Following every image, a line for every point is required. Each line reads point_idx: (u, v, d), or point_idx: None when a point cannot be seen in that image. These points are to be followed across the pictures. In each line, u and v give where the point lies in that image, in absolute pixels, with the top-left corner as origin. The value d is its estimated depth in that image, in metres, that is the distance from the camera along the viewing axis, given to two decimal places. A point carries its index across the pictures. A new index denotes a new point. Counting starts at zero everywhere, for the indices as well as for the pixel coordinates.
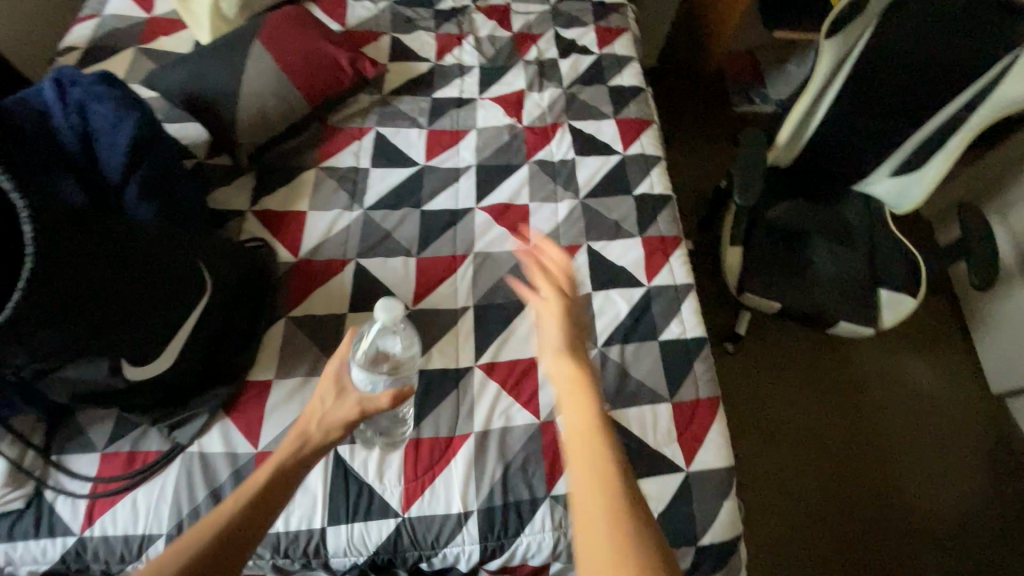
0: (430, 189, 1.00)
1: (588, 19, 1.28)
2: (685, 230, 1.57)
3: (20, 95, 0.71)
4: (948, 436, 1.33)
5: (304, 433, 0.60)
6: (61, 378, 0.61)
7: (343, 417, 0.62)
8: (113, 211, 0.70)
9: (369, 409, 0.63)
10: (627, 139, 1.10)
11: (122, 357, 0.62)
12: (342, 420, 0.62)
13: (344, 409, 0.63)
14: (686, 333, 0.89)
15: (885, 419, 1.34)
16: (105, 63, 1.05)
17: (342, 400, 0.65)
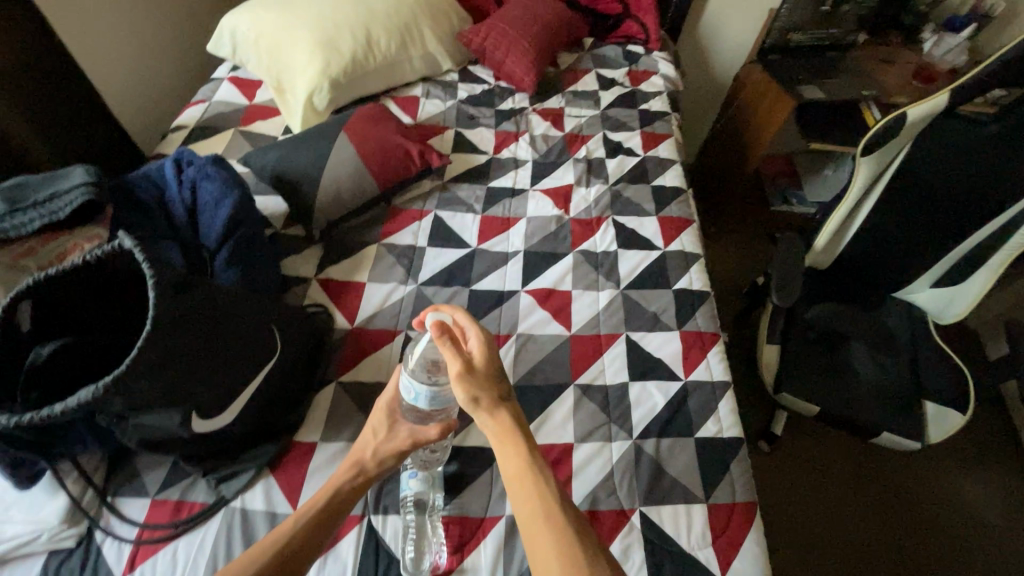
0: (480, 270, 1.07)
1: (635, 123, 1.40)
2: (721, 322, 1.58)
3: (150, 174, 0.84)
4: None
5: (359, 462, 0.72)
6: (133, 428, 0.66)
7: (395, 448, 0.73)
8: (202, 274, 0.78)
9: (421, 440, 0.72)
10: (668, 236, 1.16)
11: (195, 411, 0.67)
12: (395, 449, 0.72)
13: (397, 441, 0.73)
14: (723, 432, 0.89)
15: (935, 557, 1.22)
16: (208, 141, 1.21)
17: (394, 433, 0.75)
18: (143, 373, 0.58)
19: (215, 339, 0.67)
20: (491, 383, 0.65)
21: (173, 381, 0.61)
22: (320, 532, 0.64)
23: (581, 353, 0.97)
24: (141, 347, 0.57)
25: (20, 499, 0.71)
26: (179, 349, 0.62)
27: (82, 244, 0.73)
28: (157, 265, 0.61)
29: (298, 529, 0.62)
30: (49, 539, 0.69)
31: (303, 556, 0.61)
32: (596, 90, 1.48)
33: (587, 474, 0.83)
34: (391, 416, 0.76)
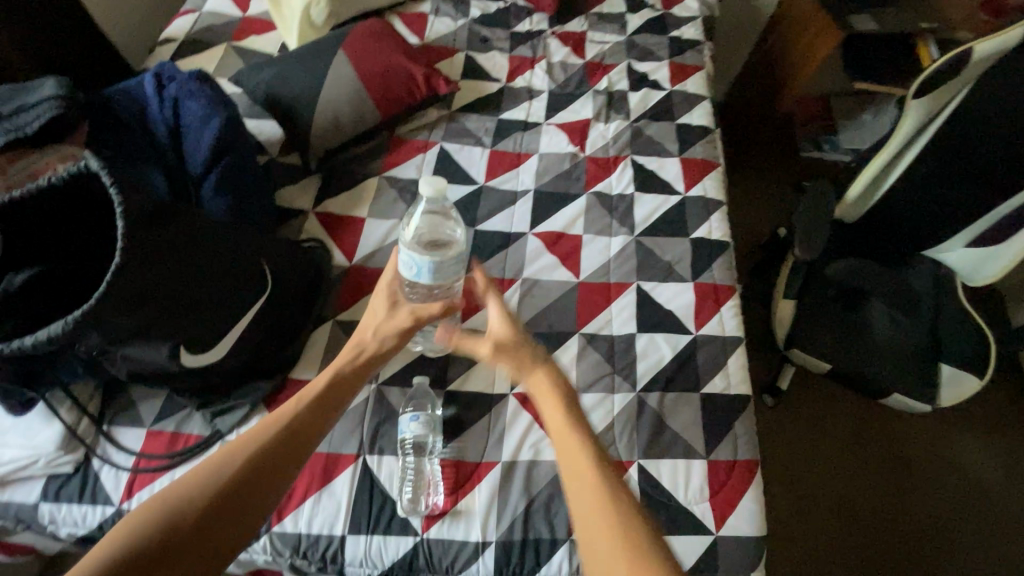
0: (486, 210, 1.01)
1: (663, 53, 1.28)
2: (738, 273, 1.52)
3: (130, 86, 0.77)
4: (997, 549, 1.21)
5: (361, 341, 0.68)
6: (121, 359, 0.64)
7: (397, 327, 0.70)
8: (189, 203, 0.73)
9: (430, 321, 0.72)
10: (690, 181, 1.08)
11: (184, 346, 0.64)
12: (398, 328, 0.70)
13: (398, 320, 0.71)
14: (730, 389, 0.87)
15: (929, 517, 1.23)
16: (200, 58, 1.12)
17: (394, 312, 0.72)
18: (116, 308, 0.55)
19: (197, 274, 0.63)
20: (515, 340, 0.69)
21: (152, 315, 0.59)
22: (317, 419, 0.57)
23: (589, 300, 0.92)
24: (111, 281, 0.54)
25: (16, 424, 0.71)
26: (156, 284, 0.59)
27: (54, 165, 0.69)
28: (124, 189, 0.57)
29: (294, 417, 0.56)
30: (47, 463, 0.69)
31: (299, 449, 0.55)
32: (624, 12, 1.34)
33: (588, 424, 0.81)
34: (393, 297, 0.73)
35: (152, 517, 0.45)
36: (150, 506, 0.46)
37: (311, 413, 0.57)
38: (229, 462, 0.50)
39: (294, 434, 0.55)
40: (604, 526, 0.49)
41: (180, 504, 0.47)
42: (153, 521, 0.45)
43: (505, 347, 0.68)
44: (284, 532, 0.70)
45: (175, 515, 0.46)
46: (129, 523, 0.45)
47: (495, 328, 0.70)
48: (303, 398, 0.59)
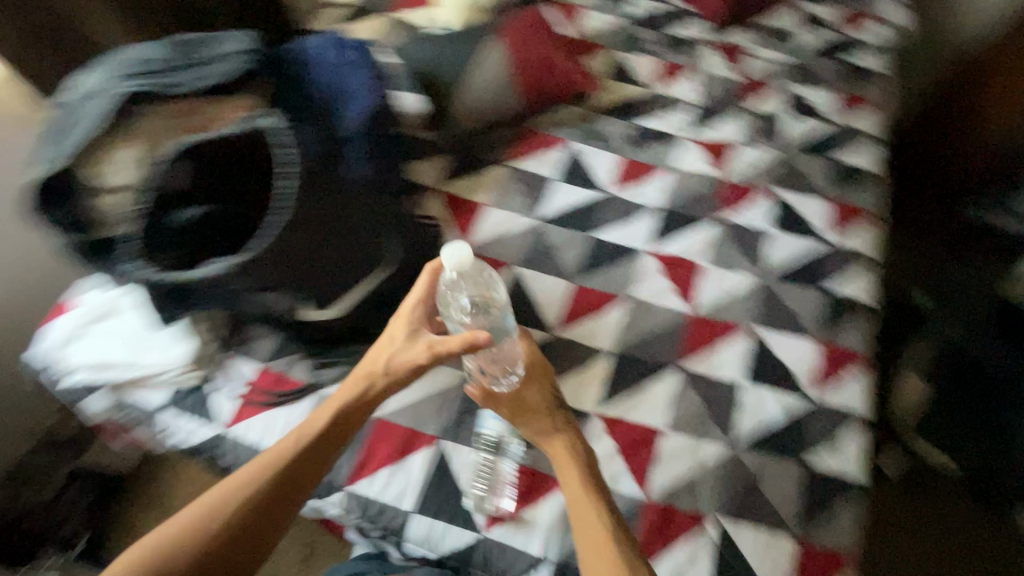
0: (606, 219, 0.97)
1: (832, 83, 1.18)
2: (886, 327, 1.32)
3: (302, 44, 0.81)
4: None
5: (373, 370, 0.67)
6: (254, 302, 0.69)
7: (413, 360, 0.67)
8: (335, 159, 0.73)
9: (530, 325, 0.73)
10: (834, 228, 1.00)
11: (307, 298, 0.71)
12: (413, 361, 0.66)
13: (415, 353, 0.67)
14: (839, 466, 0.78)
15: None
16: (361, 22, 1.17)
17: (413, 341, 0.68)
18: (273, 255, 0.66)
19: (335, 237, 0.71)
20: (541, 413, 0.70)
21: (296, 267, 0.68)
22: (312, 460, 0.63)
23: (699, 336, 0.87)
24: (272, 238, 0.65)
25: (158, 335, 0.79)
26: (305, 242, 0.68)
27: (233, 113, 0.69)
28: (290, 150, 0.67)
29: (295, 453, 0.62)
30: (177, 377, 0.78)
31: (295, 491, 0.61)
32: (794, 33, 1.24)
33: (672, 467, 0.76)
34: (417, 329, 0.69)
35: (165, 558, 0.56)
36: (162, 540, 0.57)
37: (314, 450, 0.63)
38: (232, 502, 0.59)
39: (292, 472, 0.62)
40: None
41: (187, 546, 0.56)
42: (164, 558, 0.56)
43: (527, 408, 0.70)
44: (357, 493, 0.73)
45: (176, 556, 0.56)
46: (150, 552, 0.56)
47: (523, 388, 0.71)
48: (310, 432, 0.64)
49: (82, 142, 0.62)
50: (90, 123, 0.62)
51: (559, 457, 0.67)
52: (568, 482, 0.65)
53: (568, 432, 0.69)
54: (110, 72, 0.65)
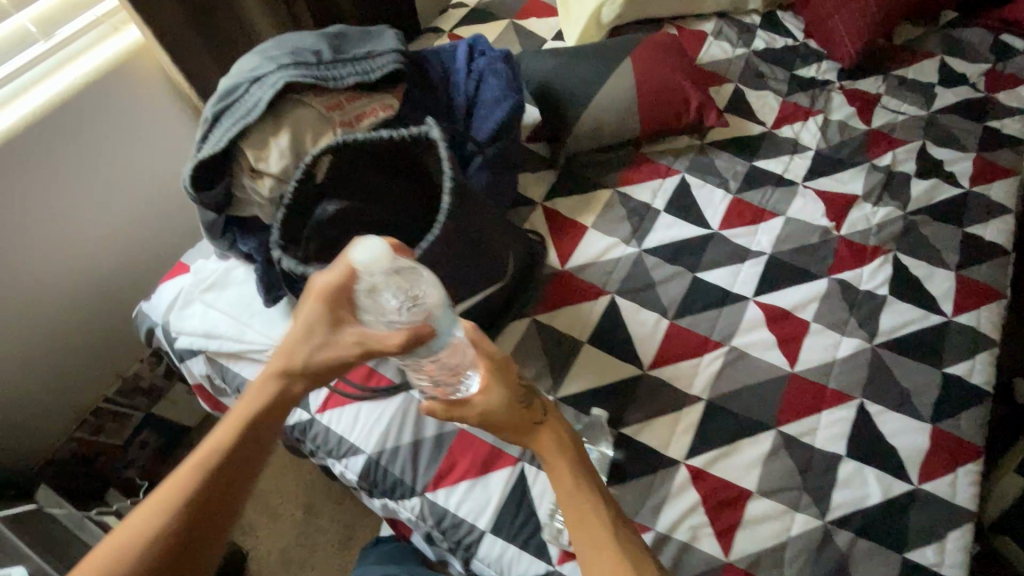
0: (710, 259, 0.93)
1: (971, 143, 1.08)
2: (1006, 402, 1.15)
3: (444, 47, 0.81)
4: None
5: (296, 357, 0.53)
6: None
7: (341, 355, 0.52)
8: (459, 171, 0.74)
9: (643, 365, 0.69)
10: (959, 304, 0.91)
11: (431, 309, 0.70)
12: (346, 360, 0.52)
13: (342, 347, 0.53)
14: (943, 568, 0.71)
15: None
16: (484, 28, 1.18)
17: (338, 332, 0.53)
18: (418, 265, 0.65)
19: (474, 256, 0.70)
20: (515, 411, 0.59)
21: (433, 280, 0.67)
22: (247, 452, 0.51)
23: (798, 398, 0.82)
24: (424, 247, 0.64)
25: (261, 312, 0.81)
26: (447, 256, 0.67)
27: (378, 109, 0.69)
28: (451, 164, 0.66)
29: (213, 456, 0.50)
30: (274, 355, 0.79)
31: (237, 486, 0.50)
32: (933, 84, 1.16)
33: (757, 533, 0.73)
34: (338, 313, 0.53)
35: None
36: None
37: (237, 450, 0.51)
38: (140, 532, 0.46)
39: (212, 477, 0.49)
40: None
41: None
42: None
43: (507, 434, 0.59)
44: (433, 502, 0.73)
45: None
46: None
47: (487, 409, 0.59)
48: (238, 422, 0.52)
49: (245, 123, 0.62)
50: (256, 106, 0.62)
51: (544, 449, 0.60)
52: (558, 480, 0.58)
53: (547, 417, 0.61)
54: (275, 59, 0.65)
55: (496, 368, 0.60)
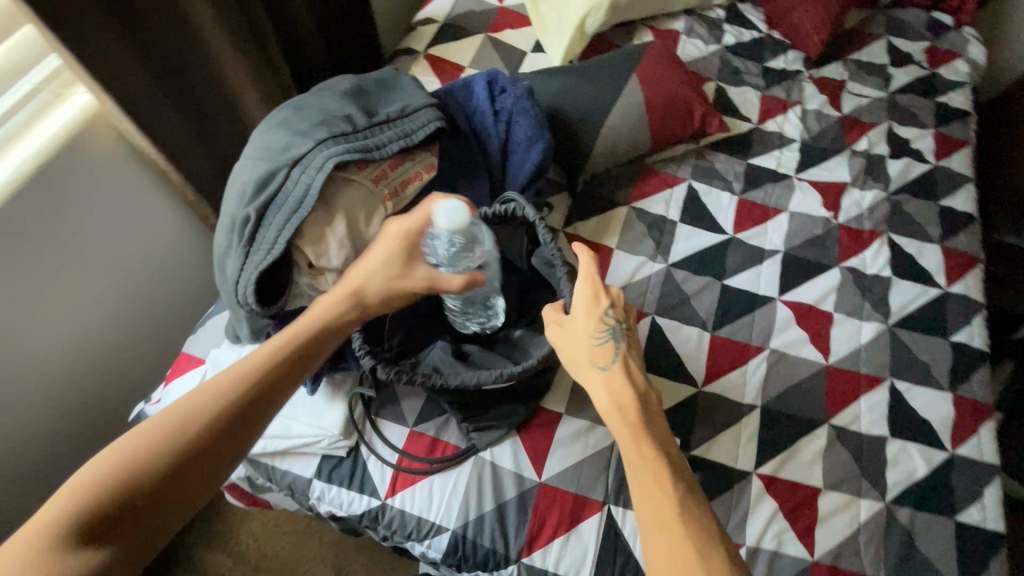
0: (733, 265, 0.96)
1: (928, 119, 1.17)
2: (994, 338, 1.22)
3: (460, 86, 0.82)
4: None
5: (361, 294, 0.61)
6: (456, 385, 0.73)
7: (409, 287, 0.62)
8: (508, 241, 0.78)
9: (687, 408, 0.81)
10: (951, 274, 0.99)
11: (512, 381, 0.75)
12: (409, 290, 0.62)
13: (414, 279, 0.62)
14: (988, 523, 0.79)
15: None
16: (460, 44, 1.12)
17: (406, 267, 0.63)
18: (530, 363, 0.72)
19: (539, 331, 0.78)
20: (580, 341, 0.61)
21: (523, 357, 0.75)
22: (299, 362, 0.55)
23: (839, 389, 0.87)
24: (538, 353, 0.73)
25: (303, 400, 0.76)
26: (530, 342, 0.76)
27: (421, 172, 0.72)
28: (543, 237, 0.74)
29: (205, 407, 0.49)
30: (328, 446, 0.75)
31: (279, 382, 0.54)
32: (886, 65, 1.24)
33: (833, 527, 0.77)
34: (413, 247, 0.63)
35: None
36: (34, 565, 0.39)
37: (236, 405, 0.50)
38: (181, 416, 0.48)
39: (248, 410, 0.51)
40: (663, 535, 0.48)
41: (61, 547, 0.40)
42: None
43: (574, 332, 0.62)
44: (531, 565, 0.71)
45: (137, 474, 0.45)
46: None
47: (571, 329, 0.62)
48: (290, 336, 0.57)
49: (306, 214, 0.62)
50: (310, 194, 0.62)
51: (593, 375, 0.59)
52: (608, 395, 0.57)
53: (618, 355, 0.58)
54: (311, 134, 0.65)
55: (591, 306, 0.61)
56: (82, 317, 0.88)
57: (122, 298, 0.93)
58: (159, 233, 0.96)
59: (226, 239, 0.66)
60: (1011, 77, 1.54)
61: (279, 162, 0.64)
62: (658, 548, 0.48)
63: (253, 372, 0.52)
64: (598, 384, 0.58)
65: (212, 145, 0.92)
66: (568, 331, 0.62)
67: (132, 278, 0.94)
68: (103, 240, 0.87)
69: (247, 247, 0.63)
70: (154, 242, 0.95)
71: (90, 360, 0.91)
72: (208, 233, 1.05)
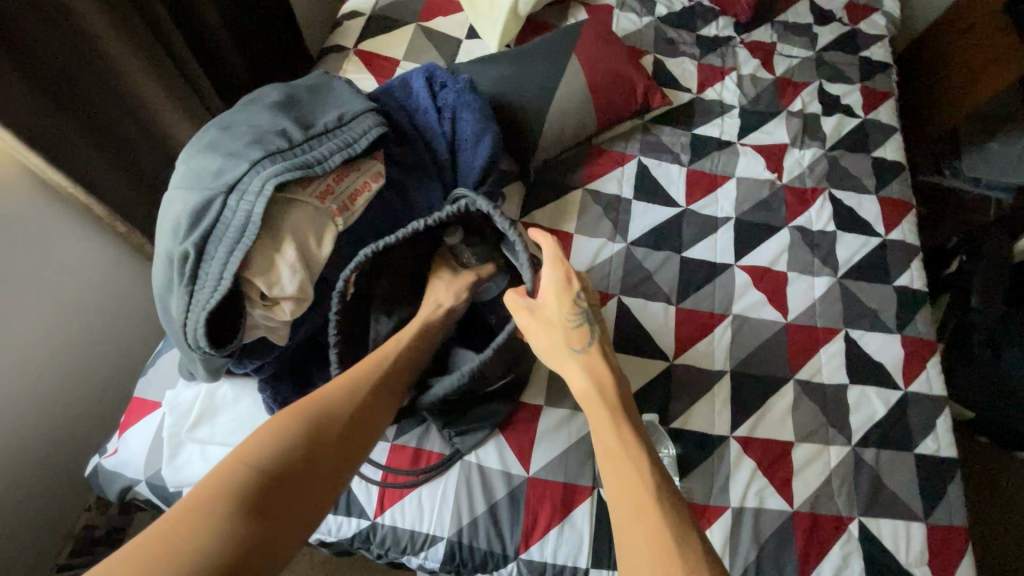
0: (689, 236, 0.98)
1: (854, 75, 1.21)
2: (932, 277, 1.29)
3: (399, 88, 0.80)
4: None
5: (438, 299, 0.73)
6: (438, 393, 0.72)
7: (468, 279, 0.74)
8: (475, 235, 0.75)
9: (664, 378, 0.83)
10: (888, 222, 1.04)
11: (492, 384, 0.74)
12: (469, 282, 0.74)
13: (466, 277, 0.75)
14: (942, 451, 0.85)
15: None
16: (391, 36, 1.07)
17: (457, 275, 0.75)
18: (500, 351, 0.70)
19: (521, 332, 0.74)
20: (553, 330, 0.64)
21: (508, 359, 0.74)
22: (377, 407, 0.60)
23: (799, 344, 0.91)
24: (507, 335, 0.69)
25: None
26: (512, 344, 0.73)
27: (369, 182, 0.69)
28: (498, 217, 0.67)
29: (324, 414, 0.55)
30: None
31: (364, 425, 0.57)
32: (811, 25, 1.28)
33: (808, 476, 0.81)
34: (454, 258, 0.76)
35: (191, 537, 0.41)
36: (199, 524, 0.42)
37: (352, 419, 0.56)
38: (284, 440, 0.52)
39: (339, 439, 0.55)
40: (636, 523, 0.49)
41: (219, 518, 0.43)
42: (195, 546, 0.41)
43: (547, 325, 0.64)
44: (531, 560, 0.71)
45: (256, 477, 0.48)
46: (168, 538, 0.40)
47: (544, 314, 0.65)
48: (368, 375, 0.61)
49: (251, 241, 0.59)
50: (254, 219, 0.59)
51: (568, 365, 0.63)
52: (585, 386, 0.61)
53: (590, 347, 0.63)
54: (244, 155, 0.62)
55: (561, 295, 0.65)
56: (15, 371, 0.81)
57: (57, 345, 0.86)
58: (89, 270, 0.89)
59: (166, 275, 0.62)
60: (922, 26, 1.62)
61: (215, 188, 0.60)
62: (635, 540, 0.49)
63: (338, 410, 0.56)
64: (578, 372, 0.62)
65: (133, 170, 0.85)
66: (542, 318, 0.65)
67: (66, 323, 0.86)
68: (25, 286, 0.79)
69: (191, 284, 0.60)
70: (84, 281, 0.88)
71: (31, 416, 0.85)
72: (145, 264, 0.98)
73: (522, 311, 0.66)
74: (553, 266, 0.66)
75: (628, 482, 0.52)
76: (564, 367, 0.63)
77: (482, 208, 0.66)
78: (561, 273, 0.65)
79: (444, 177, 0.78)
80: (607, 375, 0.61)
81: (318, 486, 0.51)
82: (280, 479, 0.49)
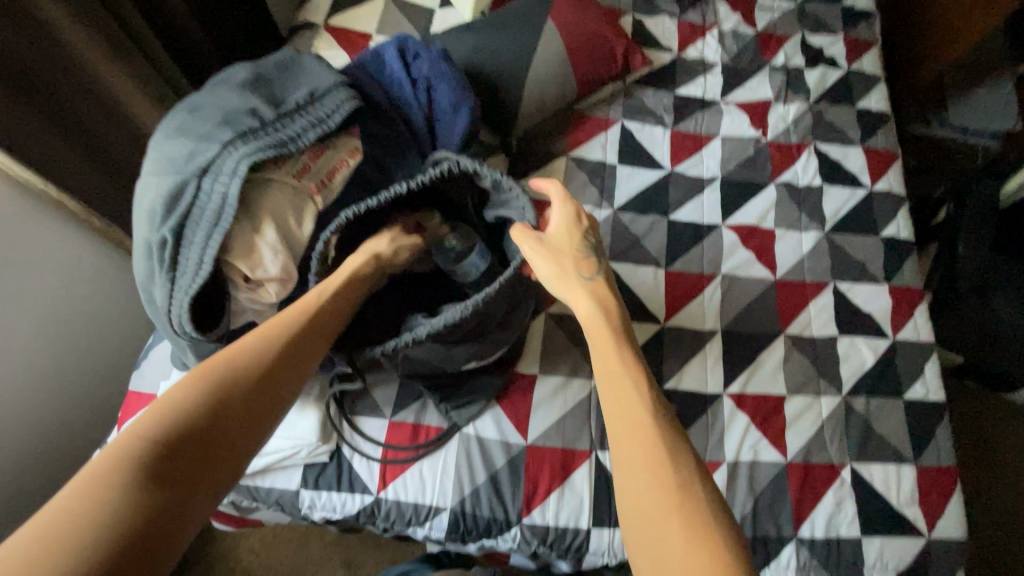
0: (675, 198, 0.97)
1: (837, 25, 1.19)
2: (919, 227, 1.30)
3: (372, 60, 0.78)
4: None
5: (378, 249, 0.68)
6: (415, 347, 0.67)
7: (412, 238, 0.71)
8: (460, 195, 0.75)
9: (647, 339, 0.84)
10: (874, 172, 1.04)
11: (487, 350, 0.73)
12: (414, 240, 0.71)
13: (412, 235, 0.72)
14: (930, 395, 0.87)
15: None
16: (361, 9, 1.04)
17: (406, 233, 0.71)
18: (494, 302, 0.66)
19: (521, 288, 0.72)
20: (563, 257, 0.64)
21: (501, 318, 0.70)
22: (298, 356, 0.53)
23: (788, 300, 0.91)
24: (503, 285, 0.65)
25: None
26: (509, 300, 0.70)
27: (347, 158, 0.69)
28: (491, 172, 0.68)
29: (231, 374, 0.48)
30: (308, 454, 0.73)
31: (285, 375, 0.51)
32: None
33: (801, 427, 0.83)
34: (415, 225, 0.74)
35: (70, 524, 0.35)
36: (89, 508, 0.36)
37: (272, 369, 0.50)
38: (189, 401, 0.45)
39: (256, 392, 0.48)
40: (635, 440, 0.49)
41: (115, 497, 0.38)
42: (89, 532, 0.36)
43: (557, 253, 0.64)
44: (533, 524, 0.73)
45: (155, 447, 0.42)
46: (52, 527, 0.35)
47: (552, 244, 0.65)
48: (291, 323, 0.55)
49: (229, 224, 0.58)
50: (230, 200, 0.59)
51: (574, 289, 0.62)
52: (590, 306, 0.60)
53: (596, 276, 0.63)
54: (215, 137, 0.60)
55: (572, 232, 0.66)
56: (3, 371, 0.80)
57: (48, 344, 0.86)
58: (73, 268, 0.88)
59: (146, 265, 0.62)
60: None
61: (187, 172, 0.59)
62: (631, 443, 0.49)
63: (254, 362, 0.50)
64: (585, 299, 0.61)
65: (107, 162, 0.83)
66: (553, 246, 0.65)
67: (54, 322, 0.86)
68: (10, 288, 0.79)
69: (171, 272, 0.59)
70: (70, 279, 0.88)
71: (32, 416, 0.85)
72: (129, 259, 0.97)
73: (529, 238, 0.66)
74: (563, 203, 0.67)
75: (631, 400, 0.51)
76: (567, 292, 0.62)
77: (467, 167, 0.67)
78: (572, 213, 0.67)
79: (424, 151, 0.78)
80: (612, 301, 0.61)
81: (236, 446, 0.46)
82: (189, 444, 0.43)
